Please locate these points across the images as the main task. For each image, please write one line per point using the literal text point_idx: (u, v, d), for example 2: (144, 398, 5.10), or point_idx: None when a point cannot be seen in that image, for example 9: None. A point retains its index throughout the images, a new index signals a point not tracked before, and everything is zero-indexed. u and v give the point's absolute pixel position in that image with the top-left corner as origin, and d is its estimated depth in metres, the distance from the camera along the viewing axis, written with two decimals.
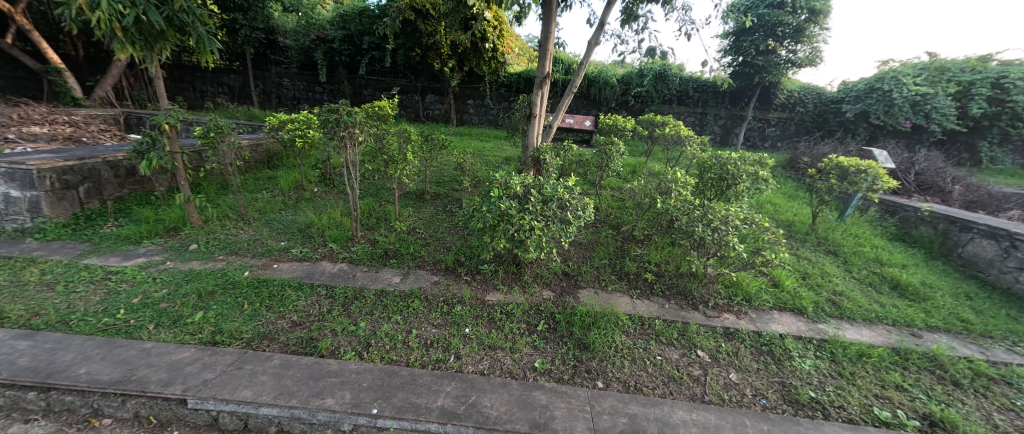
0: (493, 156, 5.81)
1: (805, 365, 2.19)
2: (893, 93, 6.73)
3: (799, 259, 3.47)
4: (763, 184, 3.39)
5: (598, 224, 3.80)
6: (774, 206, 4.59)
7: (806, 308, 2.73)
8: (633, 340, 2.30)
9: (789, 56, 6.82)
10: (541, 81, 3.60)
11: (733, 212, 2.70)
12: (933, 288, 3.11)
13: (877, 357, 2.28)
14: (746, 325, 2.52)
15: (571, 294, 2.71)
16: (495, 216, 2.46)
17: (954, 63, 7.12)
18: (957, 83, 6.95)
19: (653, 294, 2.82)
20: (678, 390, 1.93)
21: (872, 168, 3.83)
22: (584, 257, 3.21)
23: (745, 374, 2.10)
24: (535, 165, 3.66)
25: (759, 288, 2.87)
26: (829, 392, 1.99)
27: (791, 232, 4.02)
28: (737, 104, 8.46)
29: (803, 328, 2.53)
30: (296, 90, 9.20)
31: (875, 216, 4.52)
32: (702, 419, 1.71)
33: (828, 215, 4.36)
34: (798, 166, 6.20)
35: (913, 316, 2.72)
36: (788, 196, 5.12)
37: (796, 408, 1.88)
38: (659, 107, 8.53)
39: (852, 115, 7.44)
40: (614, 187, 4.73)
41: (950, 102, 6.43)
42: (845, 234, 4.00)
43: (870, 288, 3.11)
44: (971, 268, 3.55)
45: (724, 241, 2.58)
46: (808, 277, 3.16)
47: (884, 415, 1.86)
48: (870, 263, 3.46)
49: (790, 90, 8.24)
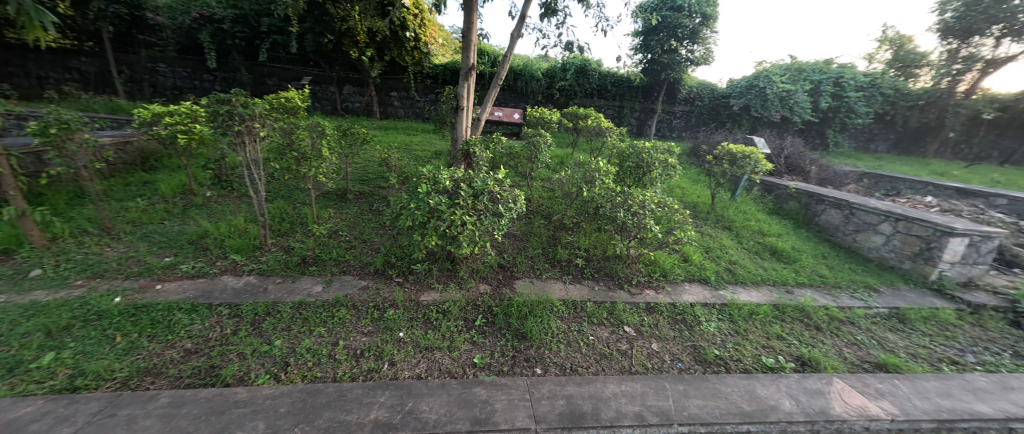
0: (421, 150, 5.60)
1: (710, 327, 2.51)
2: (766, 89, 8.00)
3: (703, 235, 3.95)
4: (672, 170, 3.76)
5: (530, 215, 3.89)
6: (682, 190, 5.15)
7: (710, 278, 3.13)
8: (567, 324, 2.41)
9: (688, 55, 7.65)
10: (466, 73, 3.53)
11: (649, 197, 2.95)
12: (801, 252, 3.77)
13: (763, 314, 2.70)
14: (663, 298, 2.80)
15: (508, 286, 2.73)
16: (424, 213, 2.36)
17: (807, 65, 8.66)
18: (811, 82, 8.48)
19: (583, 277, 2.99)
20: (609, 365, 2.08)
21: (754, 154, 4.49)
22: (519, 248, 3.27)
23: (664, 342, 2.34)
24: (465, 158, 3.60)
25: (673, 264, 3.20)
26: (730, 349, 2.30)
27: (696, 213, 4.56)
28: (648, 98, 9.28)
29: (708, 296, 2.89)
30: (177, 77, 7.85)
31: (758, 194, 5.34)
32: (630, 389, 1.86)
33: (724, 195, 5.03)
34: (699, 154, 7.03)
35: (787, 276, 3.27)
36: (693, 180, 5.79)
37: (704, 366, 2.15)
38: (582, 101, 8.99)
39: (738, 109, 8.65)
40: (544, 178, 4.86)
41: (805, 98, 7.89)
42: (737, 211, 4.64)
43: (756, 256, 3.66)
44: (824, 233, 4.39)
45: (643, 224, 2.82)
46: (710, 251, 3.61)
47: (771, 361, 2.21)
48: (756, 234, 4.08)
49: (690, 86, 9.26)
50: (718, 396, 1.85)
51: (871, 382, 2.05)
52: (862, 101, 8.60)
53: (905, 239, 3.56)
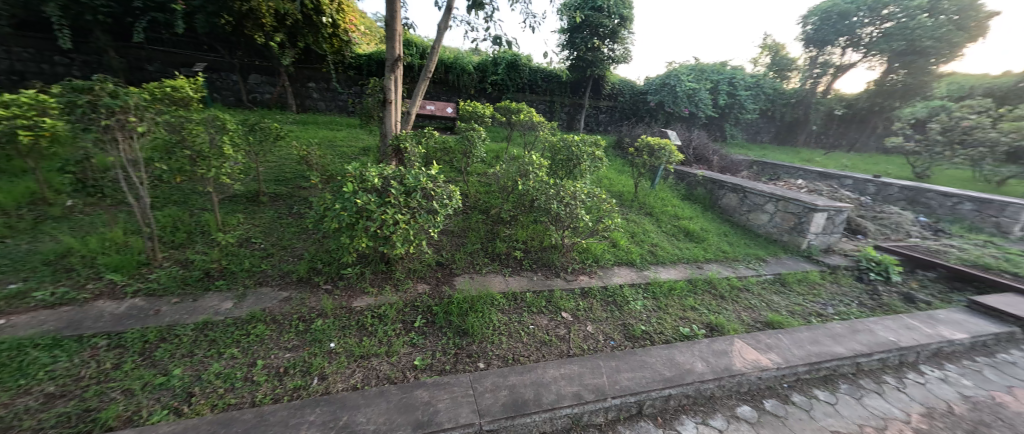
0: (347, 146, 5.21)
1: (637, 306, 2.75)
2: (676, 87, 8.97)
3: (629, 221, 4.29)
4: (599, 162, 4.01)
5: (467, 210, 3.86)
6: (609, 180, 5.52)
7: (635, 260, 3.41)
8: (509, 316, 2.45)
9: (610, 53, 8.16)
10: (392, 64, 3.34)
11: (580, 188, 3.10)
12: (708, 232, 4.29)
13: (680, 289, 3.02)
14: (595, 282, 2.99)
15: (448, 283, 2.69)
16: (352, 214, 2.21)
17: (708, 66, 9.79)
18: (711, 82, 9.61)
19: (522, 269, 3.06)
20: (549, 351, 2.17)
21: (668, 145, 4.96)
22: (458, 244, 3.23)
23: (598, 323, 2.50)
24: (397, 154, 3.42)
25: (603, 250, 3.43)
26: (654, 323, 2.54)
27: (622, 201, 4.92)
28: (576, 94, 9.72)
29: (635, 277, 3.15)
30: (15, 59, 6.29)
31: (673, 182, 5.94)
32: (570, 371, 1.97)
33: (645, 184, 5.49)
34: (622, 147, 7.58)
35: (698, 254, 3.70)
36: (619, 171, 6.23)
37: (633, 342, 2.34)
38: (514, 95, 9.10)
39: (654, 104, 9.48)
40: (480, 172, 4.85)
41: (707, 95, 8.95)
42: (656, 198, 5.11)
43: (673, 237, 4.08)
44: (725, 214, 5.04)
45: (574, 214, 2.98)
46: (635, 235, 3.94)
47: (688, 331, 2.49)
48: (672, 218, 4.54)
49: (613, 82, 9.89)
50: (645, 367, 2.04)
51: (762, 338, 2.41)
52: (750, 99, 10.02)
53: (784, 216, 4.24)
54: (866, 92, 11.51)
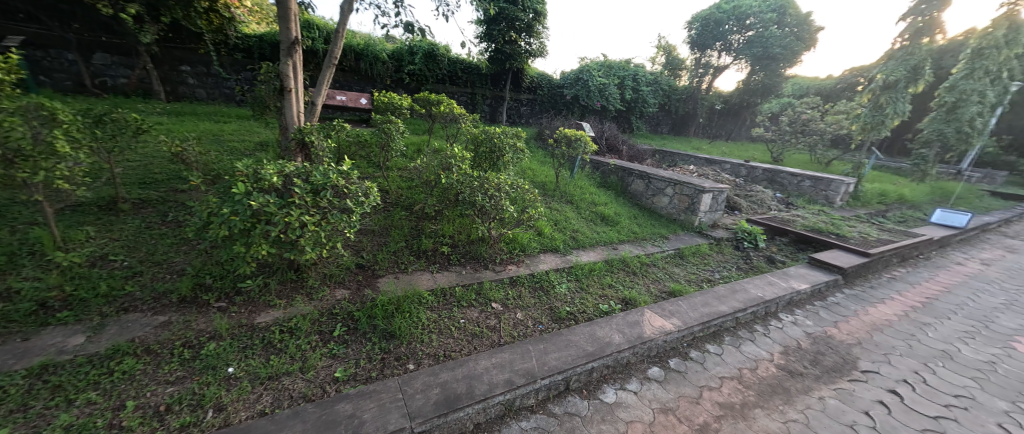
0: (239, 141, 4.53)
1: (562, 289, 2.91)
2: (588, 82, 9.64)
3: (552, 210, 4.49)
4: (521, 153, 4.09)
5: (389, 207, 3.66)
6: (532, 171, 5.69)
7: (559, 246, 3.59)
8: (438, 313, 2.39)
9: (527, 47, 8.35)
10: (288, 48, 2.96)
11: (503, 180, 3.13)
12: (621, 216, 4.70)
13: (599, 270, 3.28)
14: (523, 270, 3.08)
15: (370, 286, 2.52)
16: (247, 218, 1.92)
17: (616, 63, 10.70)
18: (619, 77, 10.48)
19: (451, 264, 3.01)
20: (481, 343, 2.18)
21: (583, 136, 5.27)
22: (379, 244, 3.04)
23: (527, 310, 2.59)
24: (301, 149, 3.06)
25: (530, 239, 3.54)
26: (577, 304, 2.72)
27: (545, 191, 5.13)
28: (497, 86, 9.79)
29: (559, 262, 3.32)
30: None
31: (590, 171, 6.36)
32: (501, 359, 2.01)
33: (565, 174, 5.79)
34: (544, 138, 7.87)
35: (612, 236, 4.05)
36: (541, 162, 6.46)
37: (559, 323, 2.48)
38: (434, 86, 8.80)
39: (570, 98, 10.00)
40: (400, 167, 4.61)
41: (615, 90, 9.83)
42: (575, 187, 5.42)
43: (591, 223, 4.39)
44: (635, 199, 5.57)
45: (499, 205, 3.01)
46: (558, 223, 4.14)
47: (607, 307, 2.72)
48: (590, 205, 4.87)
49: (532, 76, 10.14)
50: (570, 345, 2.18)
51: (666, 306, 2.74)
52: (651, 94, 11.30)
53: (681, 198, 4.84)
54: (737, 90, 13.67)
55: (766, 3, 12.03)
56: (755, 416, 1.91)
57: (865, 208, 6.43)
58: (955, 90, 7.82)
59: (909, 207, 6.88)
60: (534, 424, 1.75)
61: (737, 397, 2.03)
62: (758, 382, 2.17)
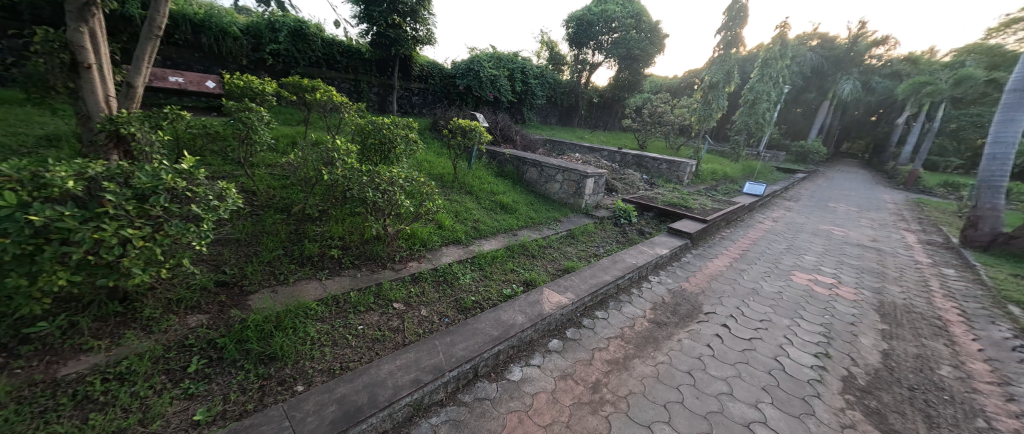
0: (9, 136, 3.27)
1: (466, 279, 2.92)
2: (478, 72, 9.75)
3: (452, 202, 4.43)
4: (415, 145, 3.90)
5: (258, 211, 3.12)
6: (429, 163, 5.53)
7: (461, 237, 3.58)
8: (330, 323, 2.16)
9: (413, 33, 7.84)
10: (79, 8, 2.21)
11: (397, 173, 2.93)
12: (518, 203, 4.91)
13: (501, 256, 3.39)
14: (425, 265, 2.99)
15: (238, 306, 2.12)
16: (26, 239, 1.41)
17: (505, 55, 11.08)
18: (508, 70, 10.86)
19: (342, 268, 2.73)
20: (383, 347, 2.05)
21: (477, 127, 5.28)
22: (248, 255, 2.58)
23: (431, 305, 2.53)
24: (118, 144, 2.35)
25: (430, 233, 3.45)
26: (482, 292, 2.77)
27: (443, 183, 5.04)
28: (384, 73, 9.13)
29: (462, 253, 3.32)
30: None
31: (487, 161, 6.46)
32: (405, 360, 1.92)
33: (462, 165, 5.77)
34: (439, 129, 7.69)
35: (512, 223, 4.22)
36: (437, 153, 6.31)
37: (465, 314, 2.49)
38: (307, 71, 7.73)
39: (463, 88, 9.98)
40: (270, 163, 3.97)
41: (506, 82, 10.28)
42: (474, 177, 5.45)
43: (491, 212, 4.49)
44: (530, 186, 5.88)
45: (394, 201, 2.82)
46: (458, 214, 4.12)
47: (509, 291, 2.84)
48: (489, 194, 4.96)
49: (421, 64, 9.72)
50: (476, 333, 2.21)
51: (562, 283, 3.00)
52: (538, 87, 12.14)
53: (569, 184, 5.30)
54: (609, 85, 15.51)
55: (625, 9, 13.91)
56: (634, 365, 2.24)
57: (704, 184, 8.06)
58: (754, 90, 10.27)
59: (731, 181, 8.86)
60: (445, 418, 1.75)
61: (620, 352, 2.36)
62: (635, 337, 2.54)
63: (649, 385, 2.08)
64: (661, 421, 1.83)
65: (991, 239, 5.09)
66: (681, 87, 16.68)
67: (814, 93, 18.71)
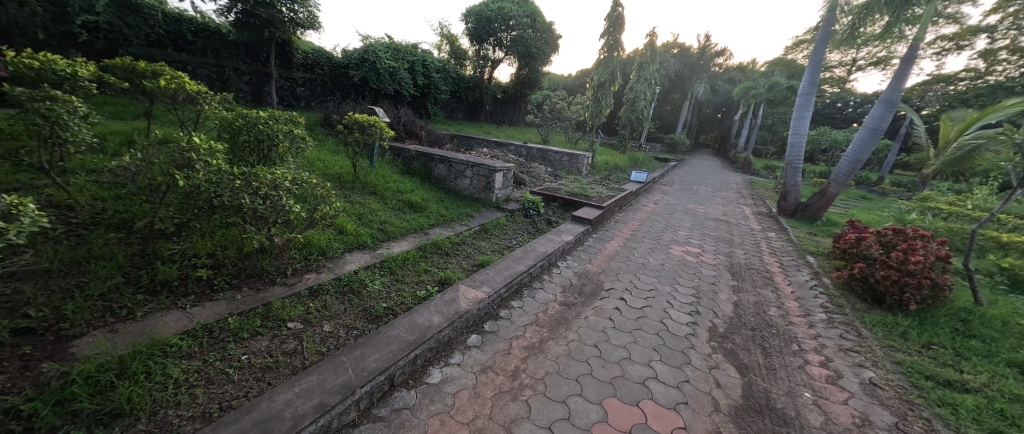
0: None
1: (376, 286, 2.72)
2: (375, 63, 9.12)
3: (353, 204, 4.06)
4: (303, 142, 3.45)
5: (81, 232, 2.41)
6: (322, 163, 4.98)
7: (367, 241, 3.31)
8: (203, 358, 1.80)
9: (291, 14, 6.74)
10: None
11: (282, 174, 2.54)
12: (428, 201, 4.76)
13: (413, 258, 3.25)
14: (326, 276, 2.69)
15: (54, 357, 1.61)
16: None
17: (402, 47, 10.59)
18: (408, 61, 10.60)
19: (216, 291, 2.28)
20: (278, 374, 1.79)
21: (377, 122, 4.91)
22: (67, 290, 1.97)
23: (336, 319, 2.29)
24: None
25: (329, 240, 3.11)
26: (394, 297, 2.61)
27: (342, 184, 4.59)
28: (257, 59, 7.85)
29: (368, 258, 3.08)
30: None
31: (390, 159, 6.09)
32: (307, 384, 1.71)
33: (363, 163, 5.33)
34: (331, 124, 6.95)
35: (423, 222, 4.08)
36: (332, 151, 5.72)
37: (375, 323, 2.32)
38: (145, 51, 6.20)
39: (358, 80, 9.24)
40: (95, 168, 3.09)
41: (406, 75, 9.82)
42: (377, 176, 5.08)
43: (399, 212, 4.25)
44: (439, 183, 5.74)
45: (280, 206, 2.44)
46: (362, 217, 3.80)
47: (424, 292, 2.74)
48: (396, 194, 4.68)
49: (304, 50, 8.56)
50: (390, 341, 2.08)
51: (477, 278, 3.01)
52: (441, 81, 11.85)
53: (479, 179, 5.33)
54: (511, 82, 16.02)
55: (521, 9, 14.58)
56: (549, 348, 2.38)
57: (599, 174, 8.92)
58: (633, 90, 11.71)
59: (620, 171, 10.01)
60: None
61: (535, 337, 2.48)
62: (549, 320, 2.70)
63: (562, 363, 2.23)
64: (575, 394, 1.98)
65: (795, 207, 6.73)
66: (575, 86, 18.13)
67: (678, 94, 22.22)
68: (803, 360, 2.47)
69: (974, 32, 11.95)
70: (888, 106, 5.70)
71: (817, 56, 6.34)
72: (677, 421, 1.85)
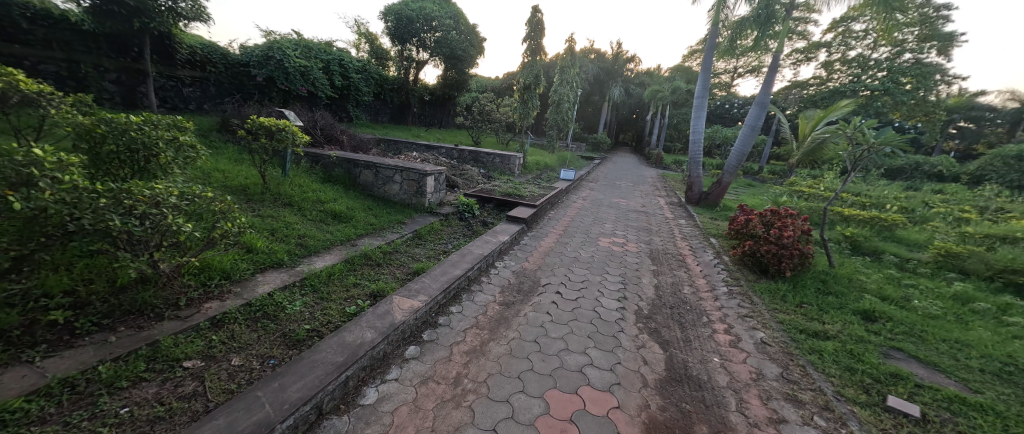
0: None
1: (296, 307, 2.46)
2: (283, 62, 8.26)
3: (264, 218, 3.62)
4: (194, 150, 2.97)
5: None
6: (221, 174, 4.36)
7: (282, 258, 2.98)
8: (64, 420, 1.46)
9: (168, 3, 5.73)
10: None
11: (164, 189, 2.14)
12: (354, 210, 4.44)
13: (339, 272, 3.00)
14: (233, 302, 2.36)
15: None
16: None
17: (313, 44, 9.92)
18: (322, 61, 10.08)
19: (80, 336, 1.86)
20: (172, 424, 1.53)
21: (288, 126, 4.44)
22: None
23: (247, 350, 2.03)
24: None
25: (234, 261, 2.73)
26: (318, 317, 2.39)
27: (248, 196, 4.06)
28: (126, 55, 6.54)
29: (286, 277, 2.77)
30: None
31: (307, 167, 5.56)
32: (213, 429, 1.48)
33: (274, 173, 4.79)
34: (231, 129, 6.11)
35: (349, 232, 3.81)
36: (233, 160, 5.03)
37: (296, 348, 2.09)
38: None
39: (262, 79, 8.30)
40: None
41: (321, 75, 9.32)
42: (292, 186, 4.61)
43: (321, 223, 3.90)
44: (366, 190, 5.40)
45: (166, 226, 2.07)
46: (276, 232, 3.41)
47: (354, 308, 2.55)
48: (316, 204, 4.29)
49: (190, 45, 7.37)
50: (316, 365, 1.90)
51: (411, 287, 2.88)
52: (362, 82, 11.67)
53: (409, 184, 5.14)
54: (438, 84, 15.75)
55: (442, 10, 14.49)
56: (490, 349, 2.37)
57: (531, 174, 9.18)
58: (557, 92, 12.29)
59: (550, 170, 10.43)
60: None
61: (475, 341, 2.45)
62: (488, 322, 2.70)
63: (503, 363, 2.24)
64: (517, 391, 2.00)
65: (700, 196, 7.64)
66: (502, 88, 18.44)
67: (598, 97, 23.85)
68: (712, 330, 2.81)
69: (817, 47, 15.04)
70: (762, 107, 6.77)
71: (707, 63, 7.27)
72: (612, 401, 1.97)
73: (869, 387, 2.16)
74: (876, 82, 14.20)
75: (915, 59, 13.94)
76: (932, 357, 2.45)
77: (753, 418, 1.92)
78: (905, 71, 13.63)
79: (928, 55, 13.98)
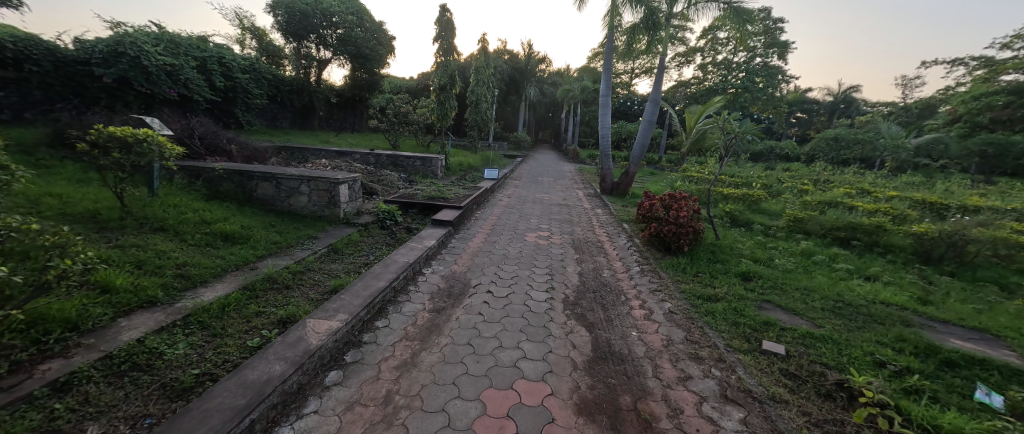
0: None
1: (179, 350, 2.07)
2: (141, 59, 7.12)
3: (126, 248, 2.96)
4: (4, 172, 2.26)
5: None
6: (58, 200, 3.46)
7: (157, 295, 2.48)
8: None
9: None
10: None
11: None
12: (251, 228, 3.89)
13: (236, 302, 2.60)
14: (87, 357, 1.88)
15: None
16: None
17: (181, 38, 8.58)
18: (195, 58, 8.74)
19: None
20: None
21: (151, 136, 3.68)
22: None
23: (111, 413, 1.64)
24: None
25: (83, 306, 2.18)
26: (210, 358, 2.04)
27: (100, 224, 3.29)
28: None
29: (162, 317, 2.30)
30: None
31: (184, 183, 4.69)
32: None
33: (137, 193, 3.95)
34: (68, 142, 4.89)
35: (247, 255, 3.32)
36: (76, 181, 4.03)
37: (181, 399, 1.75)
38: None
39: (111, 81, 6.85)
40: None
41: (194, 74, 8.29)
42: (164, 207, 3.86)
43: (208, 248, 3.34)
44: (267, 205, 4.77)
45: None
46: (145, 264, 2.81)
47: (258, 340, 2.23)
48: (199, 226, 3.65)
49: None
50: (211, 414, 1.61)
51: (329, 307, 2.62)
52: (250, 83, 10.34)
53: (319, 194, 4.68)
54: (345, 85, 14.67)
55: (343, 5, 13.35)
56: (421, 360, 2.28)
57: (454, 176, 9.07)
58: (474, 92, 12.28)
59: (472, 170, 10.43)
60: None
61: (404, 354, 2.32)
62: (418, 332, 2.59)
63: (437, 372, 2.17)
64: (452, 398, 1.95)
65: (612, 187, 8.33)
66: (417, 89, 17.87)
67: (514, 96, 24.45)
68: (629, 307, 3.08)
69: (694, 52, 17.46)
70: (656, 104, 7.62)
71: (607, 65, 7.93)
72: (546, 390, 2.03)
73: (750, 335, 2.57)
74: (739, 82, 17.04)
75: (764, 62, 17.05)
76: (791, 304, 3.02)
77: (666, 380, 2.15)
78: (758, 73, 16.61)
79: (771, 59, 17.24)
